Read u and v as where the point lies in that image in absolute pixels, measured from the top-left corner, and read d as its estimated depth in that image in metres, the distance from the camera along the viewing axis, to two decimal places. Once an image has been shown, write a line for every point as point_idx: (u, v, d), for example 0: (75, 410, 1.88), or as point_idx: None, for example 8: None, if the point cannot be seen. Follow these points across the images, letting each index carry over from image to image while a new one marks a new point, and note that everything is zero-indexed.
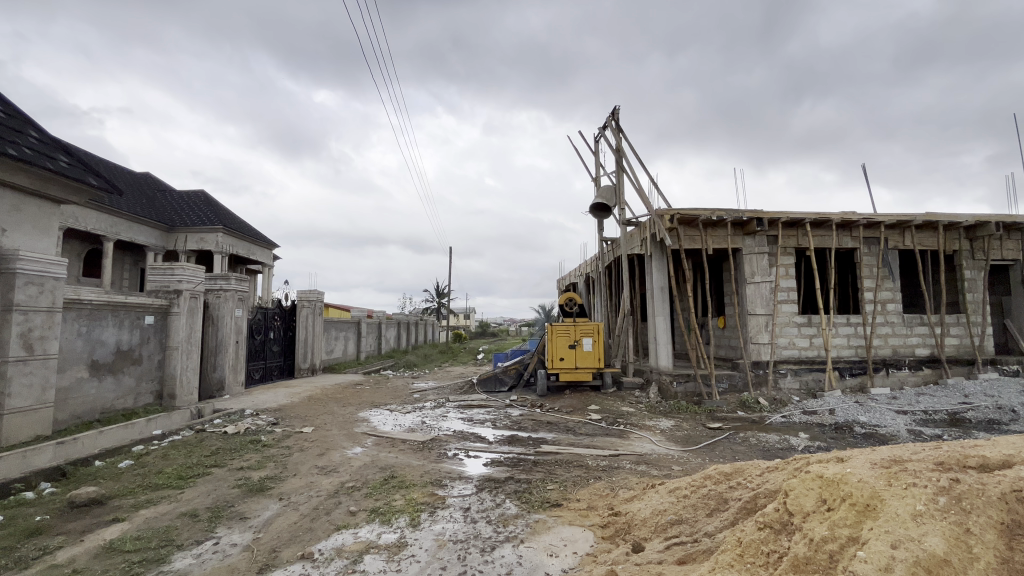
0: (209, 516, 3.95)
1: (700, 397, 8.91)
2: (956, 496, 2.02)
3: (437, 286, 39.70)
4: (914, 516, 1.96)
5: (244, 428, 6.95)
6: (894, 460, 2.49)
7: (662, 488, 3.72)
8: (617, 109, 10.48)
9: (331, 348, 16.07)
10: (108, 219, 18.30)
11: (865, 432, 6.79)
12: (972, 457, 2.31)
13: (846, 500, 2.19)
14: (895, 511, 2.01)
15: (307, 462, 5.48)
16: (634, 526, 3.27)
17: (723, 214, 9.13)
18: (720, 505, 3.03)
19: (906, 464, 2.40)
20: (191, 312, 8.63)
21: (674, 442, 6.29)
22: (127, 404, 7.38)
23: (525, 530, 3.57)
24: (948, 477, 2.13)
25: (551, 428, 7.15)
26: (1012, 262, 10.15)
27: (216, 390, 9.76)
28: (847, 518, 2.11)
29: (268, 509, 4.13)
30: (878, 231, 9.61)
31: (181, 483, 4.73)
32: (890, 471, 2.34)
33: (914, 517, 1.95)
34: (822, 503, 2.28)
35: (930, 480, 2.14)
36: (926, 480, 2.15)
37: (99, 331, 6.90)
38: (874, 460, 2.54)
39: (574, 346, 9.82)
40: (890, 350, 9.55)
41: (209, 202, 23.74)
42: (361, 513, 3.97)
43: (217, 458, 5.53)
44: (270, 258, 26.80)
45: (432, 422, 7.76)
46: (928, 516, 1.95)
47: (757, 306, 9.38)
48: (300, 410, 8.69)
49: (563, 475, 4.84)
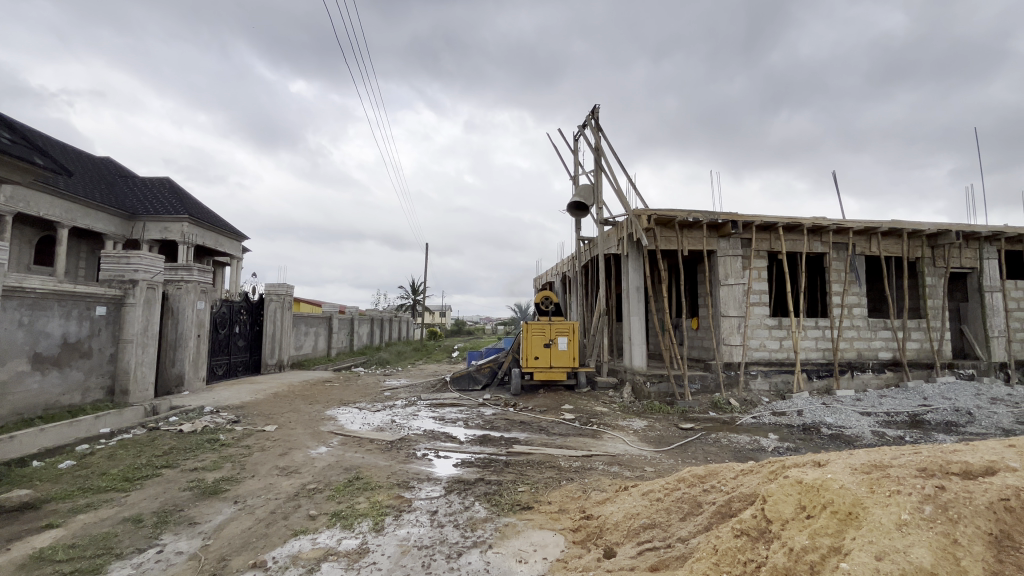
0: (155, 521, 3.68)
1: (673, 397, 8.97)
2: (943, 505, 1.97)
3: (412, 281, 39.01)
4: (899, 525, 1.91)
5: (201, 426, 6.59)
6: (874, 465, 2.45)
7: (635, 491, 3.64)
8: (596, 108, 10.49)
9: (300, 344, 15.57)
10: (61, 205, 17.38)
11: (831, 433, 6.90)
12: (955, 464, 2.28)
13: (827, 508, 2.13)
14: (880, 520, 1.95)
15: (268, 463, 5.21)
16: (607, 530, 3.18)
17: (699, 216, 9.20)
18: (694, 508, 2.96)
19: (889, 469, 2.36)
20: (148, 304, 8.18)
21: (647, 443, 6.27)
22: (72, 400, 6.93)
23: (494, 534, 3.43)
24: (934, 485, 2.08)
25: (524, 428, 7.02)
26: (969, 270, 10.53)
27: (174, 387, 9.32)
28: (828, 527, 2.04)
29: (221, 513, 3.87)
30: (847, 237, 9.84)
31: (127, 485, 4.40)
32: (872, 477, 2.29)
33: (899, 527, 1.90)
34: (801, 510, 2.22)
35: (915, 487, 2.10)
36: (911, 487, 2.11)
37: (42, 322, 6.56)
38: (854, 464, 2.49)
39: (549, 345, 9.73)
40: (855, 353, 9.78)
41: (175, 190, 22.85)
42: (321, 517, 3.77)
43: (169, 458, 5.20)
44: (239, 250, 25.91)
45: (402, 421, 7.52)
46: (913, 525, 1.90)
47: (729, 307, 9.46)
48: (264, 408, 8.31)
49: (535, 476, 4.71)
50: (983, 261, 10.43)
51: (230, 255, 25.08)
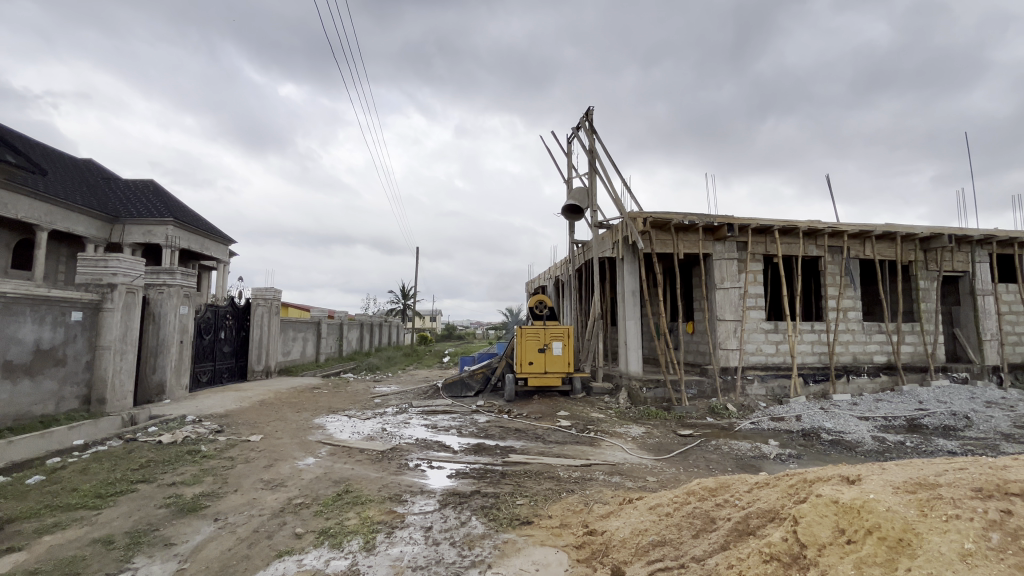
0: (128, 543, 3.42)
1: (669, 403, 8.82)
2: (1012, 533, 1.80)
3: (403, 286, 38.69)
4: (962, 556, 1.73)
5: (182, 437, 6.29)
6: (919, 484, 2.28)
7: (641, 504, 3.46)
8: (590, 110, 10.39)
9: (288, 350, 15.21)
10: (42, 207, 16.90)
11: (832, 439, 6.78)
12: (1013, 483, 2.11)
13: (873, 534, 1.95)
14: (939, 549, 1.78)
15: (252, 476, 4.94)
16: (613, 548, 2.99)
17: (694, 219, 9.11)
18: (707, 525, 2.78)
19: (936, 489, 2.19)
20: (127, 308, 7.86)
21: (646, 450, 6.10)
22: (45, 410, 6.60)
23: (493, 552, 3.22)
24: (997, 509, 1.92)
25: (519, 436, 6.82)
26: (962, 273, 10.56)
27: (155, 395, 8.97)
28: (876, 556, 1.87)
29: (200, 532, 3.62)
30: (842, 240, 9.81)
31: (99, 502, 4.12)
32: (920, 498, 2.12)
33: (963, 557, 1.73)
34: (840, 534, 2.05)
35: (975, 512, 1.93)
36: (969, 511, 1.94)
37: (13, 328, 6.26)
38: (894, 482, 2.32)
39: (544, 350, 9.55)
40: (851, 357, 9.74)
41: (160, 193, 22.39)
42: (308, 536, 3.53)
43: (146, 472, 4.91)
44: (226, 254, 25.45)
45: (393, 429, 7.28)
46: (978, 556, 1.73)
47: (725, 311, 9.36)
48: (249, 416, 8.01)
49: (533, 488, 4.51)
50: (975, 264, 10.47)
51: (216, 259, 24.61)
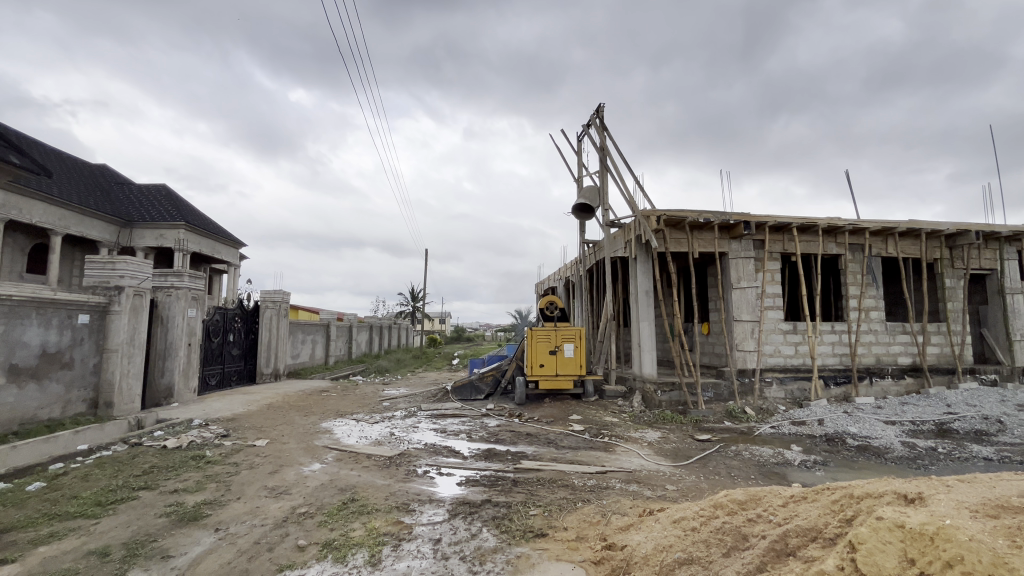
0: (124, 555, 3.27)
1: (685, 406, 8.56)
2: None
3: (412, 288, 38.66)
4: None
5: (187, 442, 6.17)
6: (995, 508, 2.03)
7: (664, 517, 3.23)
8: (601, 106, 10.19)
9: (297, 353, 15.13)
10: (56, 212, 17.07)
11: (858, 444, 6.48)
12: None
13: (952, 565, 1.70)
14: None
15: (256, 483, 4.79)
16: (634, 565, 2.76)
17: (710, 217, 8.85)
18: (738, 543, 2.55)
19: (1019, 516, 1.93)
20: (135, 311, 7.79)
21: (664, 456, 5.86)
22: (51, 413, 6.52)
23: (505, 568, 3.03)
24: None
25: (531, 441, 6.61)
26: (989, 271, 10.17)
27: (163, 399, 8.91)
28: None
29: (199, 544, 3.46)
30: (863, 238, 9.49)
31: (98, 511, 3.99)
32: (1002, 528, 1.86)
33: None
34: (907, 564, 1.80)
35: None
36: None
37: (19, 332, 6.19)
38: (964, 504, 2.08)
39: (555, 352, 9.34)
40: (874, 359, 9.40)
41: (172, 197, 22.55)
42: (311, 548, 3.36)
43: (148, 479, 4.78)
44: (236, 258, 25.57)
45: (401, 434, 7.11)
46: None
47: (742, 312, 9.07)
48: (256, 420, 7.89)
49: (547, 497, 4.31)
50: (1003, 262, 10.07)
51: (227, 262, 24.73)
